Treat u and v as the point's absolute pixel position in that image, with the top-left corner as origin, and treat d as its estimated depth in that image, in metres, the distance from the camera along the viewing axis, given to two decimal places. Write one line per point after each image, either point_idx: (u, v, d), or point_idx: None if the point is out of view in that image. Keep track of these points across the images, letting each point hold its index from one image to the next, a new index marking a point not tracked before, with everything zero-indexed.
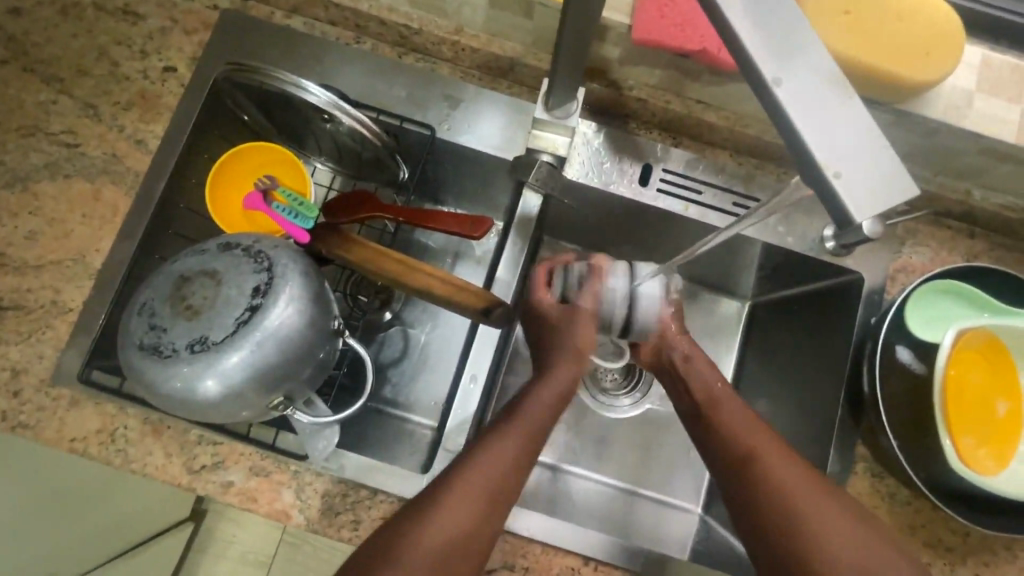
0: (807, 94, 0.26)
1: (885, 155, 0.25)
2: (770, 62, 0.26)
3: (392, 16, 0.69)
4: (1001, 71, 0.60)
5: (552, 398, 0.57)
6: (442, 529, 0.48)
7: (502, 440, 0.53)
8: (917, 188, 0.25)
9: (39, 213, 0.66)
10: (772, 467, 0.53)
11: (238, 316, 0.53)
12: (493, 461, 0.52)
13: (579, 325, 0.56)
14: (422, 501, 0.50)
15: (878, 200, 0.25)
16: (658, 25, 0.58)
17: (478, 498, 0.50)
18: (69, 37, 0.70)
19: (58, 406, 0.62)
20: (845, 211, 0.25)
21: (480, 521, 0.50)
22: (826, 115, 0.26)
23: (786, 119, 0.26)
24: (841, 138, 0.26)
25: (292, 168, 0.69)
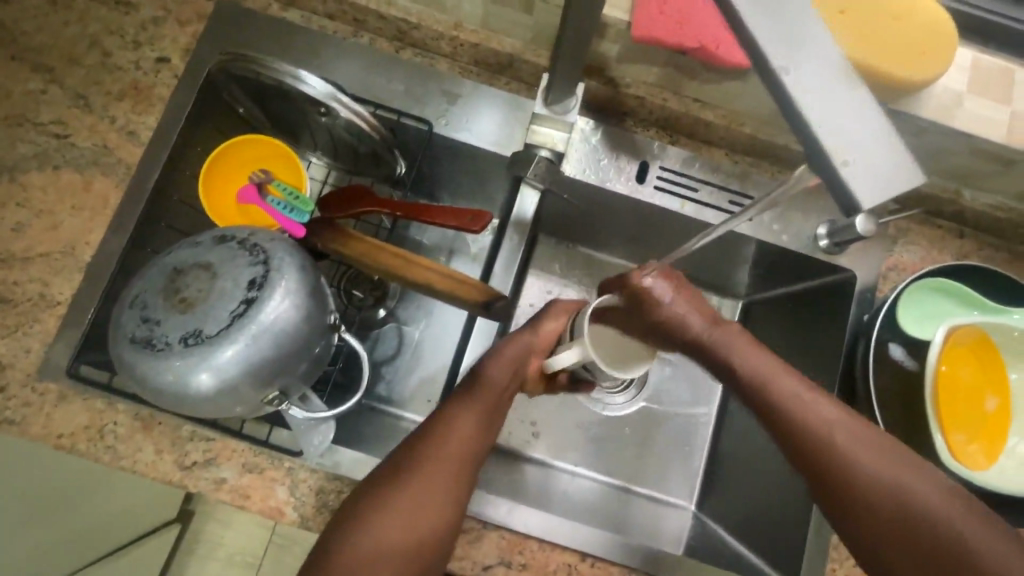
0: (816, 83, 0.26)
1: (893, 141, 0.25)
2: (781, 51, 0.26)
3: (391, 9, 0.68)
4: (990, 73, 0.61)
5: (513, 362, 0.59)
6: (413, 504, 0.49)
7: (468, 415, 0.55)
8: (922, 177, 0.25)
9: (27, 204, 0.65)
10: (801, 414, 0.50)
11: (234, 309, 0.52)
12: (460, 434, 0.53)
13: (545, 322, 0.63)
14: (390, 474, 0.51)
15: (885, 189, 0.25)
16: (658, 22, 0.58)
17: (447, 470, 0.51)
18: (59, 27, 0.69)
19: (45, 401, 0.61)
20: (853, 198, 0.26)
21: (451, 494, 0.51)
22: (835, 102, 0.26)
23: (796, 107, 0.26)
24: (850, 125, 0.26)
25: (288, 162, 0.68)
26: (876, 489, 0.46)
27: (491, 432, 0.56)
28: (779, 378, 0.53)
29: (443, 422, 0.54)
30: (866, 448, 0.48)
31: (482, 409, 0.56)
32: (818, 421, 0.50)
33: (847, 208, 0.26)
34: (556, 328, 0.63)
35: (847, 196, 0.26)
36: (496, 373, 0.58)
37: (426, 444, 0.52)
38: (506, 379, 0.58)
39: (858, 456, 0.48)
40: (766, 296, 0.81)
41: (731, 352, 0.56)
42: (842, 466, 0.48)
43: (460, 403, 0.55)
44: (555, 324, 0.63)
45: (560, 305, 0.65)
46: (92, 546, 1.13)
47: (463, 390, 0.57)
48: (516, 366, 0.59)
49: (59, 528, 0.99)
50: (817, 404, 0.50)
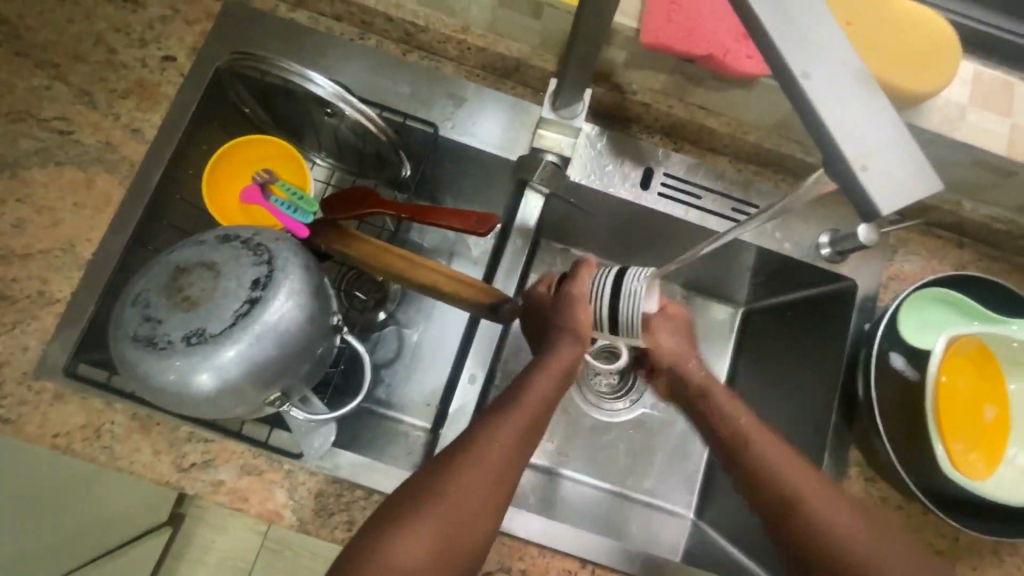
0: (833, 89, 0.26)
1: (912, 148, 0.26)
2: (799, 57, 0.26)
3: (399, 12, 0.68)
4: (991, 85, 0.61)
5: (560, 374, 0.59)
6: (452, 513, 0.49)
7: (508, 425, 0.54)
8: (940, 184, 0.25)
9: (28, 200, 0.64)
10: (780, 479, 0.56)
11: (238, 308, 0.52)
12: (500, 444, 0.53)
13: (577, 312, 0.60)
14: (431, 477, 0.51)
15: (903, 195, 0.25)
16: (666, 29, 0.59)
17: (486, 482, 0.51)
18: (65, 23, 0.69)
19: (41, 400, 0.60)
20: (871, 203, 0.26)
21: (484, 509, 0.51)
22: (851, 108, 0.26)
23: (813, 114, 0.26)
24: (866, 131, 0.26)
25: (292, 163, 0.68)
26: (844, 547, 0.52)
27: (532, 446, 0.55)
28: (761, 439, 0.58)
29: (485, 429, 0.54)
30: (835, 514, 0.54)
31: (525, 424, 0.55)
32: (795, 489, 0.55)
33: (865, 213, 0.26)
34: (586, 320, 0.60)
35: (866, 202, 0.26)
36: (541, 386, 0.58)
37: (470, 450, 0.52)
38: (547, 393, 0.58)
39: (832, 524, 0.53)
40: (767, 304, 0.82)
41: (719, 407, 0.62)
42: (808, 525, 0.53)
43: (504, 414, 0.55)
44: (584, 312, 0.60)
45: (578, 284, 0.61)
46: (85, 548, 1.12)
47: (509, 398, 0.57)
48: (559, 380, 0.59)
49: (51, 531, 0.98)
50: (792, 468, 0.56)
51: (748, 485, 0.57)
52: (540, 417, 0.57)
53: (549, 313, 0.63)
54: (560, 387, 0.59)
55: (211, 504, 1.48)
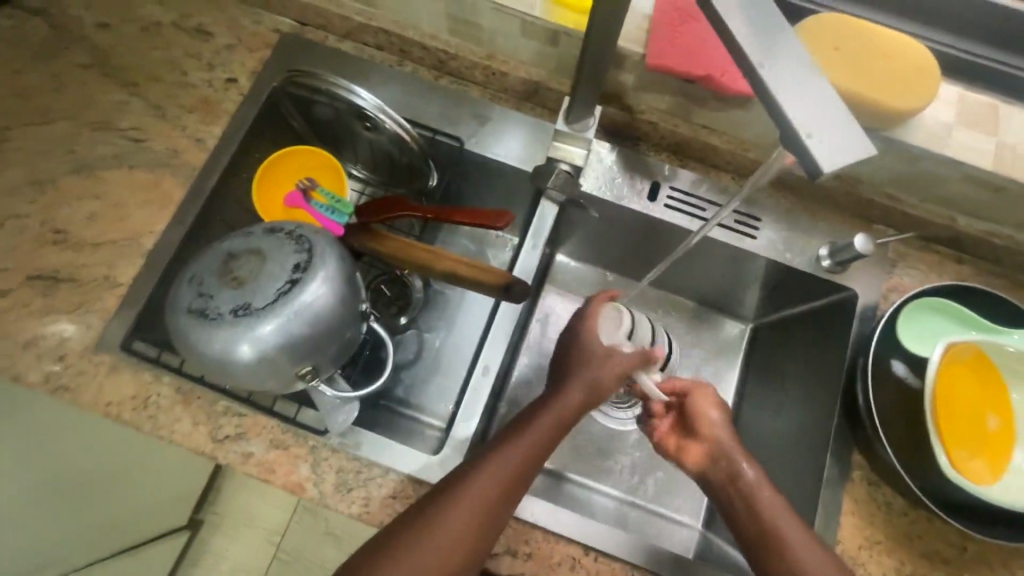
0: (782, 71, 0.31)
1: (848, 119, 0.31)
2: (755, 48, 0.32)
3: (433, 41, 0.77)
4: (975, 107, 0.66)
5: (570, 409, 0.65)
6: (461, 521, 0.54)
7: (522, 445, 0.60)
8: (872, 150, 0.30)
9: (102, 197, 0.73)
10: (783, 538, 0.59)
11: (279, 287, 0.58)
12: (513, 463, 0.58)
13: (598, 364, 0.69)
14: (450, 485, 0.57)
15: (842, 158, 0.30)
16: (668, 54, 0.65)
17: (493, 496, 0.56)
18: (146, 49, 0.79)
19: (98, 371, 0.66)
20: (814, 164, 0.30)
21: (490, 520, 0.55)
22: (796, 87, 0.31)
23: (766, 92, 0.31)
24: (809, 105, 0.31)
25: (331, 170, 0.77)
26: None
27: (537, 468, 0.60)
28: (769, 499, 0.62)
29: (500, 448, 0.59)
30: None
31: (536, 444, 0.61)
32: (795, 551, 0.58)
33: (810, 173, 0.30)
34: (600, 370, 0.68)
35: (810, 162, 0.30)
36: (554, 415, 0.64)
37: (480, 465, 0.58)
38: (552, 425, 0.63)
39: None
40: (772, 320, 0.86)
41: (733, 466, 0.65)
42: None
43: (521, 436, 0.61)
44: (598, 359, 0.69)
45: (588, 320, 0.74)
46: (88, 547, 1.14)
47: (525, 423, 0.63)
48: (573, 412, 0.65)
49: (56, 507, 1.01)
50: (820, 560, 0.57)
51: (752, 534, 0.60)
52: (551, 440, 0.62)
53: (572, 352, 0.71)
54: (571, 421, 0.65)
55: (229, 513, 1.52)
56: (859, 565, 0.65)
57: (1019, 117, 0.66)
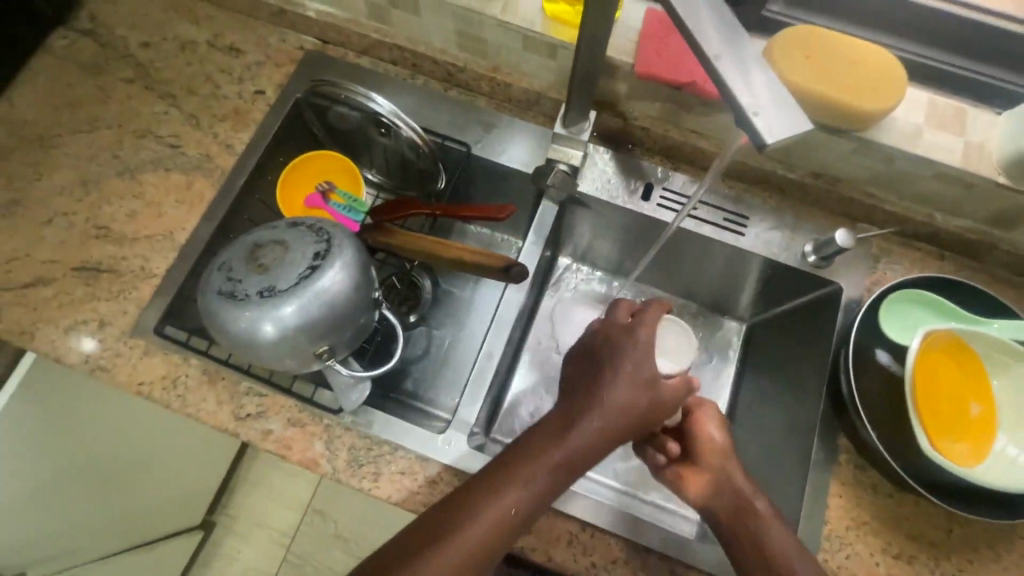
0: (732, 62, 0.38)
1: (787, 102, 0.37)
2: (712, 43, 0.39)
3: (443, 56, 0.84)
4: (943, 111, 0.71)
5: (601, 427, 0.61)
6: (477, 536, 0.56)
7: (544, 461, 0.59)
8: (808, 126, 0.36)
9: (140, 197, 0.80)
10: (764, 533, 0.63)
11: (301, 272, 0.64)
12: (532, 479, 0.58)
13: (630, 382, 0.62)
14: (467, 497, 0.58)
15: (782, 132, 0.36)
16: (656, 64, 0.72)
17: (508, 513, 0.57)
18: (184, 65, 0.87)
19: (133, 353, 0.72)
20: (759, 138, 0.37)
21: (505, 534, 0.57)
22: (745, 74, 0.38)
23: (720, 78, 0.38)
24: (755, 89, 0.37)
25: (348, 173, 0.84)
26: None
27: (560, 483, 0.60)
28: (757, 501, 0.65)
29: (520, 463, 0.59)
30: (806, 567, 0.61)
31: (559, 461, 0.59)
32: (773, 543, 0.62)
33: (756, 145, 0.37)
34: (631, 392, 0.62)
35: (757, 136, 0.37)
36: (584, 432, 0.61)
37: (508, 477, 0.58)
38: (585, 442, 0.60)
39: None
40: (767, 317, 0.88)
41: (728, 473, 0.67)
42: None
43: (544, 451, 0.60)
44: (625, 371, 0.63)
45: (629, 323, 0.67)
46: (83, 538, 1.20)
47: (548, 436, 0.61)
48: (607, 429, 0.61)
49: None
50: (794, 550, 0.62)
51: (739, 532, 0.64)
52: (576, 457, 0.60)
53: (602, 355, 0.65)
54: (609, 441, 0.62)
55: (241, 514, 1.55)
56: (846, 545, 0.68)
57: (983, 120, 0.71)
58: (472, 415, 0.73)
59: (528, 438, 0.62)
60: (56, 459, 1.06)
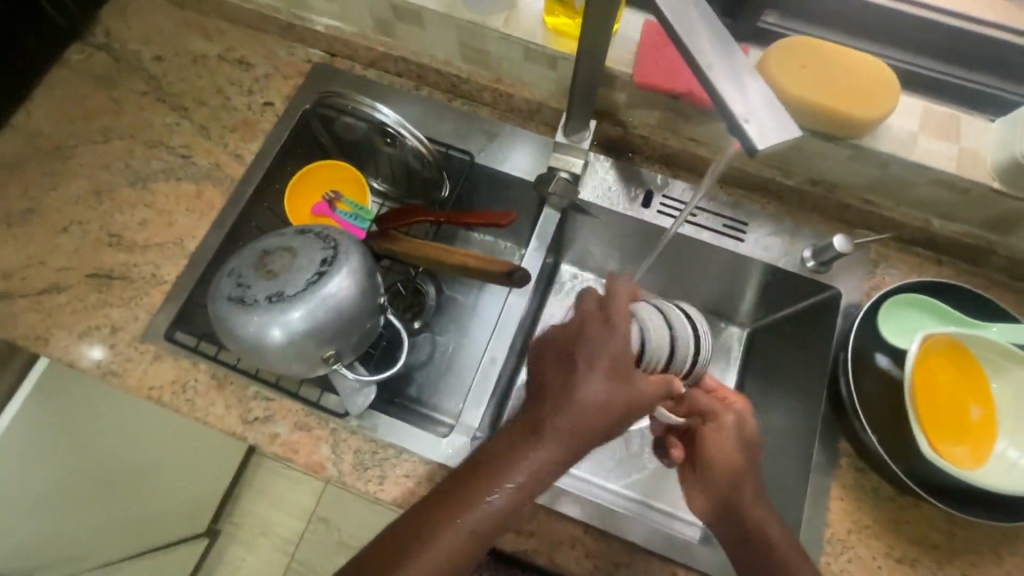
0: (724, 70, 0.39)
1: (777, 109, 0.39)
2: (703, 53, 0.40)
3: (447, 67, 0.86)
4: (937, 118, 0.72)
5: (579, 431, 0.54)
6: (446, 549, 0.52)
7: (515, 466, 0.54)
8: (797, 133, 0.38)
9: (152, 205, 0.82)
10: (769, 542, 0.62)
11: (309, 278, 0.65)
12: (504, 488, 0.53)
13: (603, 377, 0.55)
14: (436, 507, 0.54)
15: (772, 138, 0.38)
16: (655, 74, 0.73)
17: (479, 525, 0.53)
18: (195, 78, 0.90)
19: (143, 358, 0.74)
20: (752, 144, 0.38)
21: (477, 544, 0.53)
22: (736, 82, 0.39)
23: (712, 86, 0.39)
24: (746, 97, 0.39)
25: (354, 182, 0.86)
26: None
27: (537, 490, 0.54)
28: (765, 512, 0.64)
29: (490, 469, 0.54)
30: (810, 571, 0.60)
31: (532, 467, 0.54)
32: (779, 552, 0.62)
33: (748, 151, 0.38)
34: (610, 389, 0.55)
35: (749, 142, 0.38)
36: (557, 435, 0.54)
37: (478, 486, 0.53)
38: (558, 444, 0.54)
39: None
40: (768, 322, 0.89)
41: (736, 488, 0.66)
42: None
43: (512, 455, 0.54)
44: (601, 364, 0.55)
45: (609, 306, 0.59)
46: (89, 542, 1.20)
47: (517, 437, 0.55)
48: (584, 434, 0.54)
49: None
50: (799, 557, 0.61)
51: (742, 541, 0.64)
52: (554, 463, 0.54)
53: (573, 342, 0.57)
54: (589, 443, 0.54)
55: (246, 522, 1.56)
56: (848, 548, 0.68)
57: (977, 126, 0.72)
58: (475, 419, 0.74)
59: (497, 439, 0.56)
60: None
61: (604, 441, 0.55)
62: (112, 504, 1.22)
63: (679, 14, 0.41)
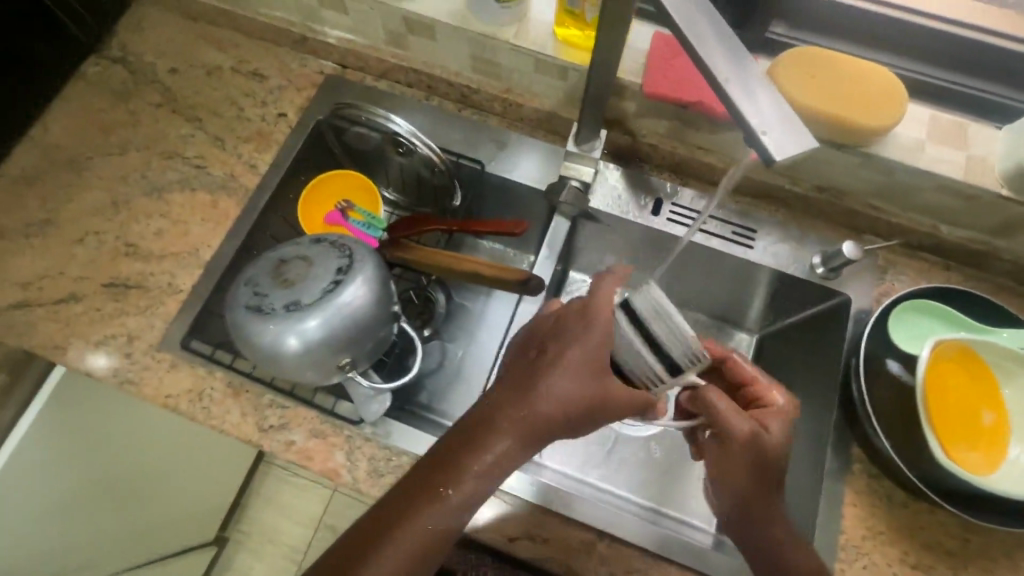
0: (741, 83, 0.40)
1: (793, 121, 0.39)
2: (718, 66, 0.41)
3: (457, 78, 0.88)
4: (944, 126, 0.73)
5: (544, 420, 0.55)
6: (412, 537, 0.53)
7: (478, 455, 0.54)
8: (813, 143, 0.38)
9: (168, 215, 0.83)
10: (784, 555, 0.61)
11: (325, 286, 0.66)
12: (468, 476, 0.54)
13: (571, 368, 0.55)
14: (404, 497, 0.54)
15: (789, 149, 0.38)
16: (664, 84, 0.74)
17: (444, 513, 0.53)
18: (209, 90, 0.91)
19: (160, 366, 0.74)
20: (769, 155, 0.39)
21: (443, 533, 0.54)
22: (752, 94, 0.40)
23: (728, 99, 0.40)
24: (763, 109, 0.40)
25: (366, 191, 0.87)
26: None
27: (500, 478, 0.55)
28: (782, 526, 0.62)
29: (457, 458, 0.54)
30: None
31: (496, 454, 0.54)
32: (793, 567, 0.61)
33: (765, 161, 0.39)
34: (579, 382, 0.55)
35: (766, 154, 0.39)
36: (521, 424, 0.55)
37: (444, 475, 0.54)
38: (518, 437, 0.55)
39: None
40: (777, 329, 0.89)
41: (754, 505, 0.63)
42: None
43: (477, 444, 0.55)
44: (574, 357, 0.55)
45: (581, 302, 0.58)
46: (105, 555, 1.21)
47: (482, 427, 0.55)
48: (548, 423, 0.55)
49: None
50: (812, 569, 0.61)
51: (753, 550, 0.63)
52: (518, 449, 0.55)
53: (546, 336, 0.58)
54: (556, 430, 0.55)
55: (254, 530, 1.56)
56: (862, 554, 0.68)
57: (983, 133, 0.73)
58: None
59: (464, 428, 0.57)
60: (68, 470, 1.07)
61: (565, 434, 0.57)
62: (125, 514, 1.22)
63: (694, 29, 0.42)
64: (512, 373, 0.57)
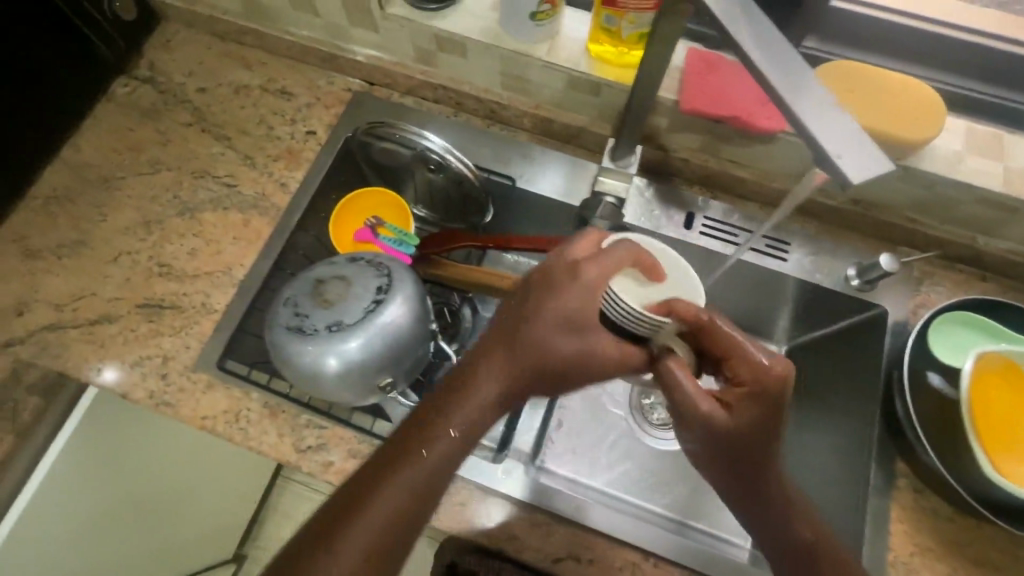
0: (811, 106, 0.40)
1: (865, 143, 0.39)
2: (785, 88, 0.41)
3: (487, 95, 0.88)
4: (980, 139, 0.73)
5: (525, 373, 0.53)
6: (384, 505, 0.49)
7: (453, 410, 0.52)
8: (889, 165, 0.38)
9: (200, 235, 0.83)
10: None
11: (366, 306, 0.66)
12: (443, 433, 0.51)
13: (554, 318, 0.53)
14: (378, 462, 0.51)
15: (865, 172, 0.38)
16: (700, 100, 0.75)
17: (419, 476, 0.50)
18: (238, 109, 0.91)
19: (196, 387, 0.74)
20: (845, 177, 0.39)
21: (418, 500, 0.50)
22: (823, 117, 0.40)
23: (799, 122, 0.40)
24: (835, 132, 0.40)
25: (395, 207, 0.87)
26: None
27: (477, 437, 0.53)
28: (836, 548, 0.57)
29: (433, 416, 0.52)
30: None
31: (473, 412, 0.52)
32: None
33: (841, 183, 0.39)
34: (563, 335, 0.53)
35: (842, 176, 0.39)
36: (500, 377, 0.53)
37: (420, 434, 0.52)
38: (494, 395, 0.53)
39: None
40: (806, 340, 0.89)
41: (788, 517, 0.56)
42: None
43: (453, 403, 0.53)
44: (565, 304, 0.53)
45: (566, 258, 0.56)
46: None
47: (460, 383, 0.53)
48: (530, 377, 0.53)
49: None
50: None
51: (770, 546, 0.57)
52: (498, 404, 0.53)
53: (530, 289, 0.55)
54: (538, 387, 0.54)
55: (272, 546, 1.55)
56: (912, 571, 0.67)
57: (1020, 145, 0.73)
58: None
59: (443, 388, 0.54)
60: (95, 489, 1.06)
61: (544, 391, 0.55)
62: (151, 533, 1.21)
63: (759, 53, 0.42)
64: (491, 331, 0.55)
